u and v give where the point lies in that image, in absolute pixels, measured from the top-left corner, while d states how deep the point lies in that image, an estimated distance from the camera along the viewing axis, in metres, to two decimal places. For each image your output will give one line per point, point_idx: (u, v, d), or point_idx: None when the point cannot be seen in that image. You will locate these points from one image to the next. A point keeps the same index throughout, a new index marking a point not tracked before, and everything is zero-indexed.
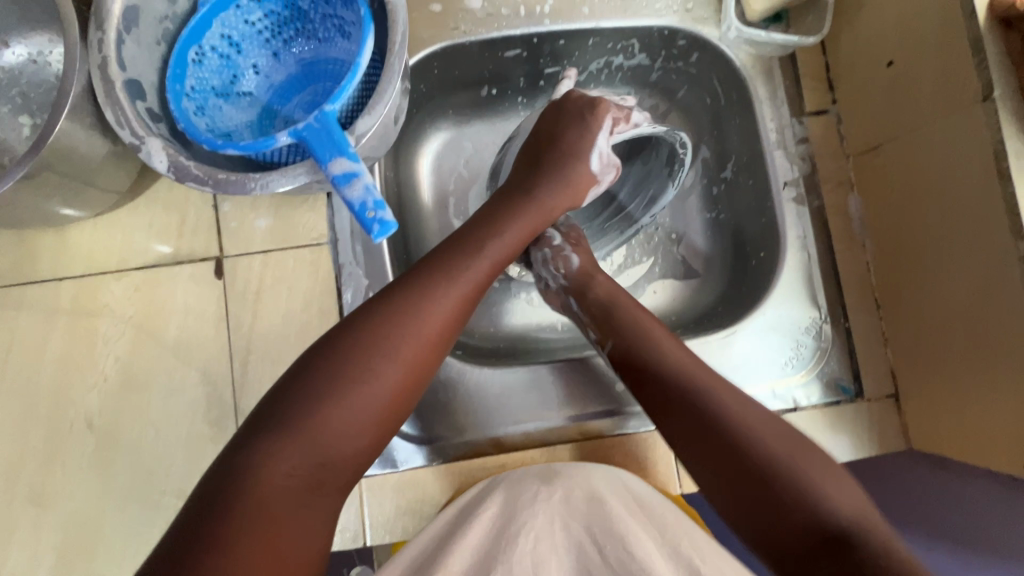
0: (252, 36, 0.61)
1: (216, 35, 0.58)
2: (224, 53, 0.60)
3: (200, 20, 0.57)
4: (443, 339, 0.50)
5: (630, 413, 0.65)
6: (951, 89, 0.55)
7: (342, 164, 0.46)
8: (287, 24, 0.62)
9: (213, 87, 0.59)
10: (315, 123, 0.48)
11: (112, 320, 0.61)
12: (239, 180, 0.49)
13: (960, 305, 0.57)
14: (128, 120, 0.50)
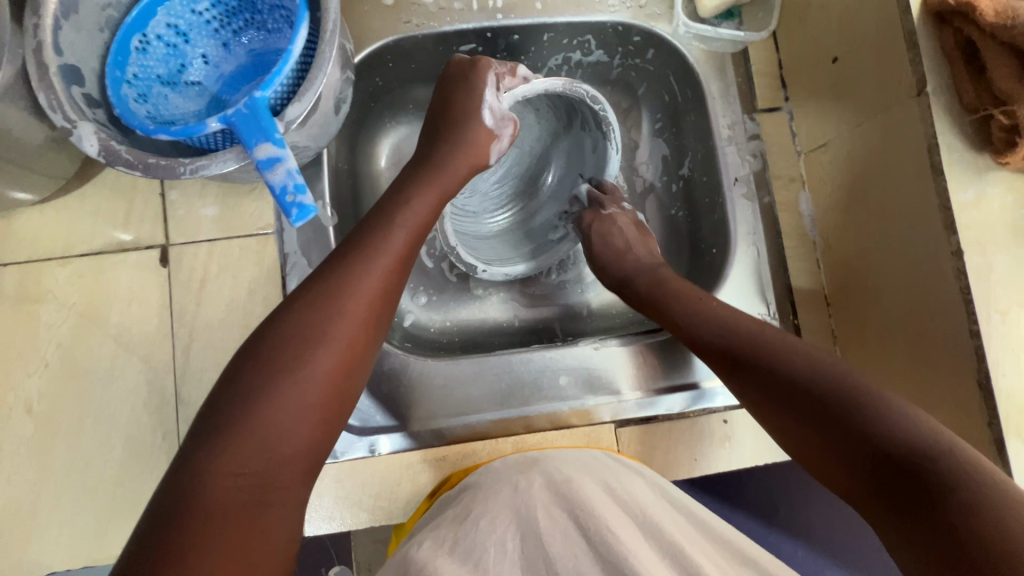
0: (200, 26, 0.61)
1: (161, 24, 0.59)
2: (171, 42, 0.60)
3: (143, 8, 0.57)
4: (378, 310, 0.49)
5: (574, 407, 0.64)
6: (889, 85, 0.55)
7: (267, 148, 0.47)
8: (235, 15, 0.62)
9: (158, 75, 0.60)
10: (243, 108, 0.48)
11: (54, 307, 0.61)
12: (169, 165, 0.49)
13: (900, 301, 0.57)
14: (61, 105, 0.50)
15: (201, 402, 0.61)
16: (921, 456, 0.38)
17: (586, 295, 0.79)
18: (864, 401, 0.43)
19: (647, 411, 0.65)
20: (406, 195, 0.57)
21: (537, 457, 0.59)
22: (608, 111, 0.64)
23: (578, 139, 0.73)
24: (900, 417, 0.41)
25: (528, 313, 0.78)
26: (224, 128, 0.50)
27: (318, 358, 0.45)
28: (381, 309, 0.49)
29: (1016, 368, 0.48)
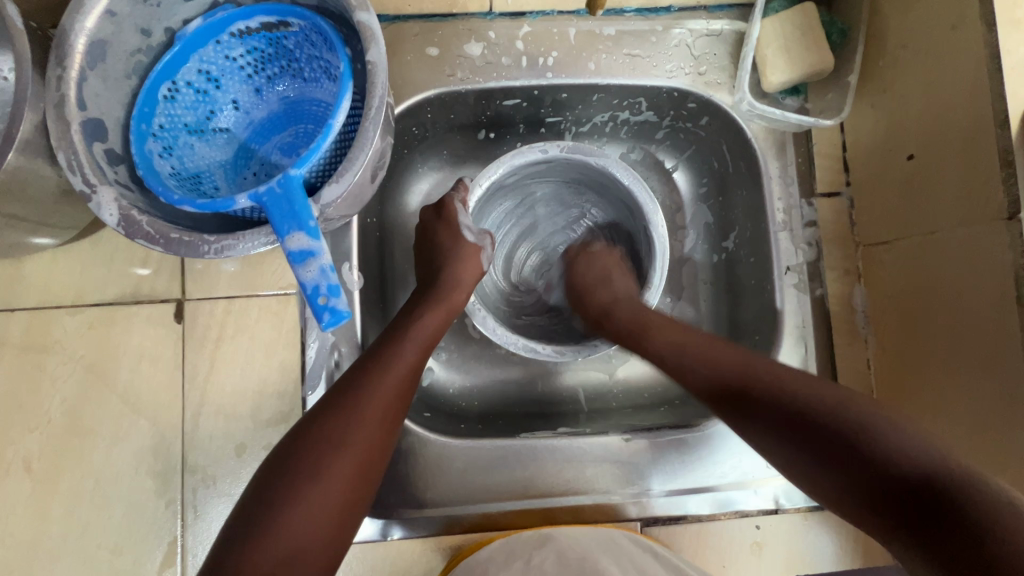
0: (233, 71, 0.57)
1: (192, 71, 0.55)
2: (201, 88, 0.56)
3: (176, 55, 0.53)
4: (393, 413, 0.49)
5: (599, 501, 0.61)
6: (973, 199, 0.50)
7: (300, 239, 0.43)
8: (271, 61, 0.58)
9: (185, 124, 0.56)
10: (276, 188, 0.44)
11: (61, 359, 0.58)
12: (192, 242, 0.45)
13: (964, 425, 0.53)
14: (81, 166, 0.46)
15: (208, 469, 0.58)
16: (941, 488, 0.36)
17: (614, 363, 0.75)
18: (792, 392, 0.46)
19: (675, 510, 0.61)
20: (412, 317, 0.57)
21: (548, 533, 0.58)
22: (559, 145, 0.63)
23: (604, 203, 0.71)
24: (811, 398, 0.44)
25: (553, 379, 0.75)
26: (253, 205, 0.46)
27: (346, 449, 0.45)
28: (394, 420, 0.49)
29: None
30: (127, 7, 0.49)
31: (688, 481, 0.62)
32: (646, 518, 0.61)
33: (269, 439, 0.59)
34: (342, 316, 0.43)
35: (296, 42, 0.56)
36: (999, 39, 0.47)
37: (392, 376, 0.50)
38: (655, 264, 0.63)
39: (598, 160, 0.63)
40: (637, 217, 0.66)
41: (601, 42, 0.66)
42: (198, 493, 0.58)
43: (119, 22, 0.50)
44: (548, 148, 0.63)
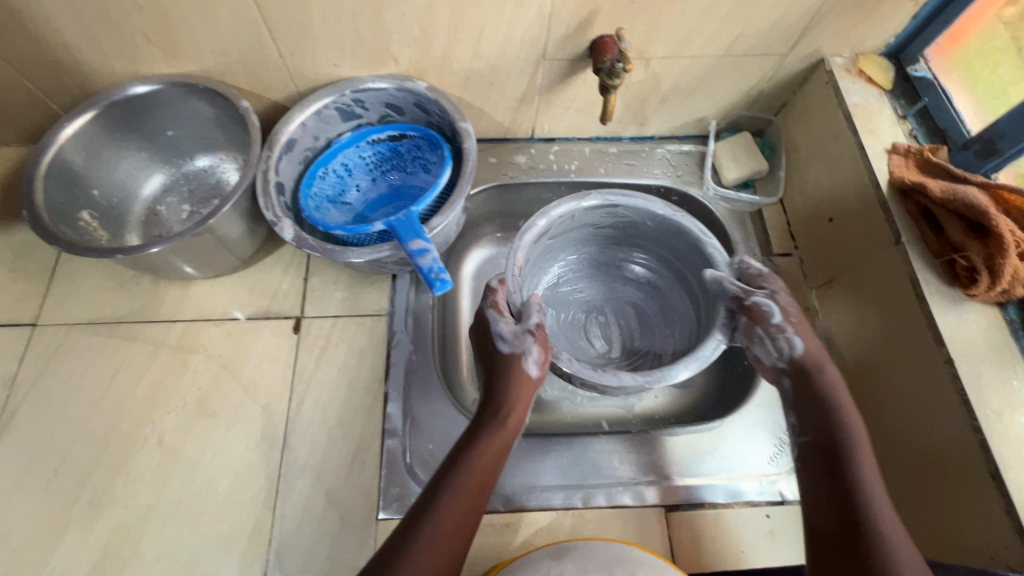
0: (362, 166, 0.85)
1: (338, 163, 0.83)
2: (341, 175, 0.84)
3: (330, 153, 0.82)
4: (477, 501, 0.57)
5: (628, 487, 0.71)
6: (874, 237, 0.72)
7: (418, 242, 0.66)
8: (386, 161, 0.86)
9: (327, 196, 0.83)
10: (402, 216, 0.68)
11: (202, 357, 0.76)
12: (340, 250, 0.68)
13: (912, 403, 0.67)
14: (273, 206, 0.71)
15: (303, 449, 0.71)
16: None
17: (631, 400, 0.90)
18: None
19: (694, 498, 0.71)
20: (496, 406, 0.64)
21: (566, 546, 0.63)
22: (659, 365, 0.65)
23: (584, 237, 0.85)
24: None
25: (580, 411, 0.89)
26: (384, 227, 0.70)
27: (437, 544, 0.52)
28: (477, 510, 0.56)
29: (1019, 461, 0.56)
30: (312, 122, 0.79)
31: (703, 473, 0.73)
32: (667, 504, 0.71)
33: (354, 426, 0.72)
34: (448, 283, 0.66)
35: (407, 147, 0.85)
36: (863, 140, 0.75)
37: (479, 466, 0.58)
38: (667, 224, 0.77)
39: (592, 201, 0.77)
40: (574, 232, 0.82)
41: (607, 156, 0.95)
42: (294, 468, 0.70)
43: (305, 130, 0.79)
44: (547, 211, 0.75)
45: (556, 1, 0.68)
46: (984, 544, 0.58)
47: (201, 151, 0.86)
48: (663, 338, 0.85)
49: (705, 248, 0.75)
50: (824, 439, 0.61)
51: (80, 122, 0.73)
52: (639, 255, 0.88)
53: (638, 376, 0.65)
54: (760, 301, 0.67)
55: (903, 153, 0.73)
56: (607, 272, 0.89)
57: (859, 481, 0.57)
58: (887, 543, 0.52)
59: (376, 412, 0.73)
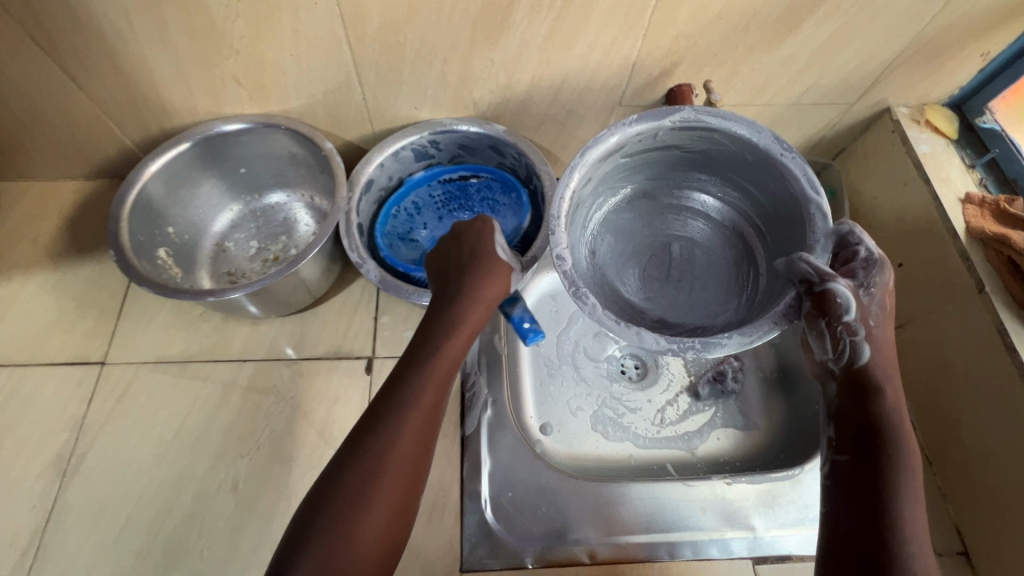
0: (430, 204, 0.85)
1: (409, 203, 0.84)
2: (410, 213, 0.84)
3: (401, 192, 0.84)
4: (401, 512, 0.49)
5: (714, 538, 0.70)
6: (953, 284, 0.73)
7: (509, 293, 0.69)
8: (454, 198, 0.85)
9: (397, 234, 0.82)
10: None
11: (275, 398, 0.74)
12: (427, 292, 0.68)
13: (1003, 454, 0.67)
14: (358, 248, 0.71)
15: None
16: None
17: (694, 441, 0.91)
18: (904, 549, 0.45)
19: (779, 549, 0.70)
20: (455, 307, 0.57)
21: None
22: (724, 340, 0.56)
23: (672, 156, 0.71)
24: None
25: (645, 452, 0.90)
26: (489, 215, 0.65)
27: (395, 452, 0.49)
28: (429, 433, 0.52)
29: None
30: (388, 163, 0.80)
31: (786, 523, 0.71)
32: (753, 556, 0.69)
33: (433, 471, 0.71)
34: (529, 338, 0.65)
35: (475, 186, 0.85)
36: (936, 189, 0.76)
37: (406, 452, 0.50)
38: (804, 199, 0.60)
39: (676, 118, 0.63)
40: (665, 148, 0.69)
41: None
42: None
43: (381, 172, 0.80)
44: (619, 130, 0.63)
45: (643, 52, 0.70)
46: None
47: (273, 187, 0.86)
48: (715, 303, 0.71)
49: (805, 210, 0.60)
50: (874, 402, 0.51)
51: (163, 159, 0.74)
52: (721, 203, 0.74)
53: (663, 338, 0.56)
54: (834, 288, 0.53)
55: (978, 204, 0.74)
56: (675, 210, 0.76)
57: (891, 478, 0.48)
58: (905, 547, 0.45)
59: (454, 457, 0.72)
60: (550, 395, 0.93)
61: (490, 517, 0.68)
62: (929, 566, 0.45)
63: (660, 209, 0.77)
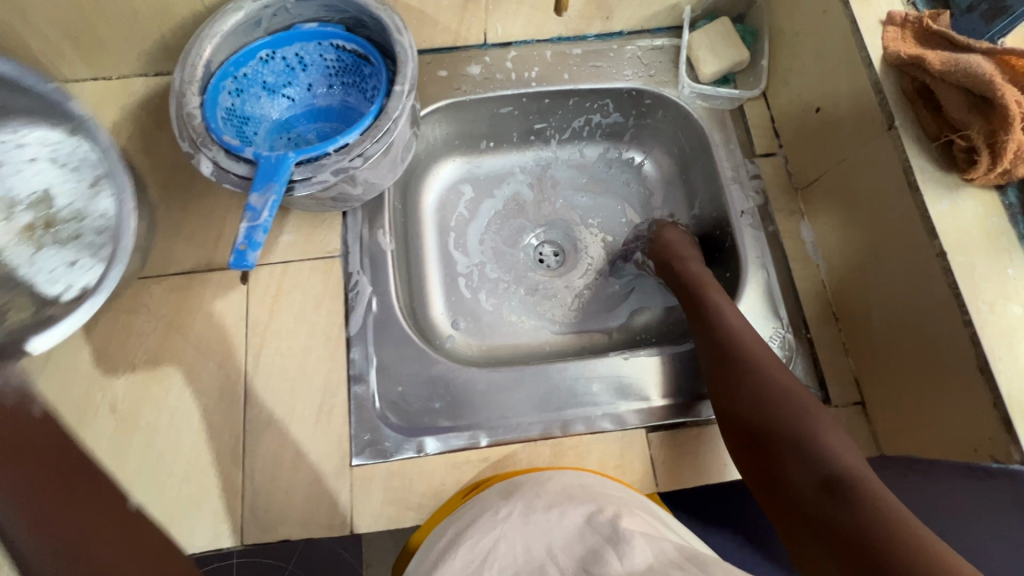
0: (319, 66, 0.74)
1: (292, 52, 0.72)
2: (291, 64, 0.73)
3: (283, 38, 0.70)
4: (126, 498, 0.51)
5: (607, 412, 0.69)
6: (866, 124, 0.65)
7: (255, 198, 0.56)
8: (334, 76, 0.75)
9: (264, 81, 0.72)
10: (272, 157, 0.59)
11: (146, 317, 0.70)
12: (240, 181, 0.60)
13: (898, 304, 0.63)
14: (189, 134, 0.62)
15: (267, 403, 0.67)
16: (798, 395, 0.60)
17: (610, 321, 0.89)
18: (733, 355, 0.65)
19: (677, 415, 0.69)
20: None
21: (521, 481, 0.61)
22: (315, 163, 0.60)
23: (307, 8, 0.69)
24: (772, 379, 0.62)
25: (559, 336, 0.88)
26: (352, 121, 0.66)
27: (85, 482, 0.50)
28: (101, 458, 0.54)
29: (1010, 351, 0.53)
30: (230, 33, 0.67)
31: (681, 397, 0.70)
32: (682, 419, 0.69)
33: (318, 375, 0.69)
34: (235, 264, 0.53)
35: (353, 62, 0.73)
36: (854, 12, 0.65)
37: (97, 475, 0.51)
38: (401, 43, 0.63)
39: None
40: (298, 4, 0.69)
41: (572, 59, 0.85)
42: (258, 424, 0.67)
43: (222, 45, 0.67)
44: (240, 4, 0.66)
45: None
46: (970, 437, 0.56)
47: (21, 117, 0.70)
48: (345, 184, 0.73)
49: (396, 43, 0.64)
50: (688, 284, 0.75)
51: None
52: (342, 83, 0.76)
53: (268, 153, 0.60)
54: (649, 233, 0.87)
55: (900, 23, 0.63)
56: (342, 92, 0.76)
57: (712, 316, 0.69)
58: (737, 351, 0.65)
59: (339, 361, 0.69)
60: (459, 292, 0.89)
61: (381, 412, 0.68)
62: (765, 363, 0.64)
63: (338, 90, 0.76)
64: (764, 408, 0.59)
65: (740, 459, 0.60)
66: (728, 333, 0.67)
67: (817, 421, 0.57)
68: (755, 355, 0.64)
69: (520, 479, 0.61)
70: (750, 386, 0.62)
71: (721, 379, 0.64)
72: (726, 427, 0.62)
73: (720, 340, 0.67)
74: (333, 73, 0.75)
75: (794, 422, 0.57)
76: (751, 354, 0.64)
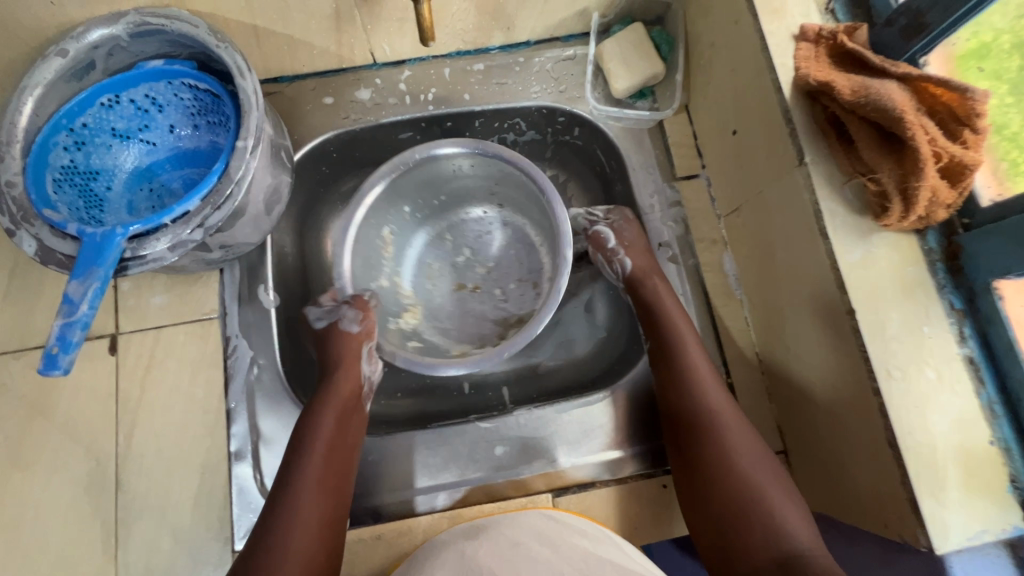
0: (177, 105, 0.66)
1: (140, 93, 0.64)
2: (142, 107, 0.65)
3: (125, 80, 0.62)
4: None
5: (510, 476, 0.65)
6: (778, 155, 0.58)
7: (73, 287, 0.49)
8: (196, 116, 0.67)
9: (113, 127, 0.64)
10: (98, 235, 0.51)
11: (5, 399, 0.64)
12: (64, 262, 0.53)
13: (813, 356, 0.58)
14: (7, 207, 0.54)
15: (142, 487, 0.62)
16: (766, 460, 0.56)
17: (535, 357, 0.79)
18: (700, 408, 0.59)
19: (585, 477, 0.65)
20: None
21: (484, 524, 0.57)
22: (147, 237, 0.52)
23: (148, 43, 0.61)
24: (738, 441, 0.57)
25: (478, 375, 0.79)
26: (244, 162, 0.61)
27: None
28: None
29: (920, 424, 0.48)
30: (55, 81, 0.59)
31: (590, 456, 0.65)
32: (608, 477, 0.65)
33: (197, 453, 0.64)
34: (45, 369, 0.47)
35: (211, 101, 0.65)
36: (763, 25, 0.57)
37: None
38: (245, 88, 0.55)
39: (123, 26, 0.58)
40: (138, 41, 0.61)
41: (473, 77, 0.76)
42: (132, 511, 0.62)
43: (49, 95, 0.59)
44: (62, 46, 0.58)
45: None
46: (880, 510, 0.51)
47: None
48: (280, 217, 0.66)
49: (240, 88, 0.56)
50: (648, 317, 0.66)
51: None
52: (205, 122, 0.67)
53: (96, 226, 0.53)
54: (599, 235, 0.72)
55: (813, 39, 0.55)
56: (207, 132, 0.68)
57: (679, 361, 0.62)
58: (705, 405, 0.59)
59: (219, 436, 0.64)
60: None
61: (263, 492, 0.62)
62: (732, 422, 0.58)
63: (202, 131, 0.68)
64: (729, 473, 0.55)
65: (695, 522, 0.56)
66: (696, 383, 0.60)
67: (772, 489, 0.54)
68: (722, 411, 0.59)
69: (483, 521, 0.58)
70: (715, 447, 0.57)
71: (684, 435, 0.59)
72: (685, 492, 0.57)
73: (688, 390, 0.60)
74: (194, 112, 0.67)
75: (755, 497, 0.53)
76: (720, 410, 0.59)
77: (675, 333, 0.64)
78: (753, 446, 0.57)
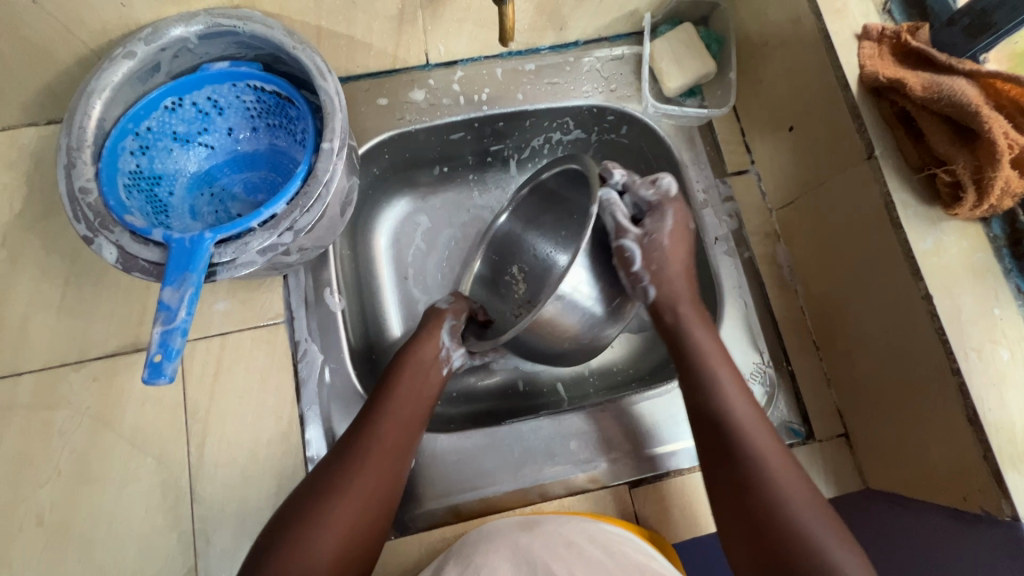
0: (238, 108, 0.65)
1: (202, 96, 0.62)
2: (203, 109, 0.64)
3: (190, 82, 0.61)
4: None
5: (586, 469, 0.66)
6: (843, 149, 0.60)
7: (168, 294, 0.48)
8: (257, 118, 0.66)
9: (174, 131, 0.63)
10: (185, 241, 0.50)
11: (68, 413, 0.62)
12: (151, 269, 0.52)
13: (881, 341, 0.61)
14: (85, 215, 0.53)
15: (217, 497, 0.61)
16: (810, 489, 0.52)
17: None
18: (733, 437, 0.55)
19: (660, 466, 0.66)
20: None
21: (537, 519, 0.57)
22: (239, 240, 0.52)
23: (214, 44, 0.60)
24: (777, 470, 0.53)
25: (531, 373, 0.80)
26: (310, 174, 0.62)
27: None
28: None
29: (998, 400, 0.51)
30: (123, 84, 0.57)
31: (662, 447, 0.67)
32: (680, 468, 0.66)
33: (272, 459, 0.63)
34: (150, 378, 0.47)
35: (275, 103, 0.64)
36: (827, 24, 0.60)
37: None
38: (328, 89, 0.55)
39: (194, 27, 0.58)
40: (205, 43, 0.60)
41: (525, 76, 0.77)
42: (209, 521, 0.61)
43: (116, 99, 0.58)
44: (131, 48, 0.56)
45: None
46: (959, 484, 0.54)
47: None
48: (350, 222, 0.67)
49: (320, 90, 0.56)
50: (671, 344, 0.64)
51: None
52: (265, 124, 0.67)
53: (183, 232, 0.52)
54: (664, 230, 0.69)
55: (876, 38, 0.58)
56: (268, 134, 0.67)
57: (710, 386, 0.59)
58: (740, 433, 0.55)
59: (294, 441, 0.63)
60: None
61: None
62: (770, 450, 0.54)
63: (262, 133, 0.67)
64: (769, 506, 0.51)
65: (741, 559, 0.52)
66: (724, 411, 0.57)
67: (818, 518, 0.50)
68: (755, 439, 0.55)
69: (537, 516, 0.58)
70: (752, 476, 0.53)
71: (718, 464, 0.55)
72: (724, 528, 0.53)
73: (719, 418, 0.57)
74: (254, 114, 0.66)
75: (801, 534, 0.49)
76: (755, 438, 0.55)
77: (704, 358, 0.61)
78: (798, 474, 0.53)
